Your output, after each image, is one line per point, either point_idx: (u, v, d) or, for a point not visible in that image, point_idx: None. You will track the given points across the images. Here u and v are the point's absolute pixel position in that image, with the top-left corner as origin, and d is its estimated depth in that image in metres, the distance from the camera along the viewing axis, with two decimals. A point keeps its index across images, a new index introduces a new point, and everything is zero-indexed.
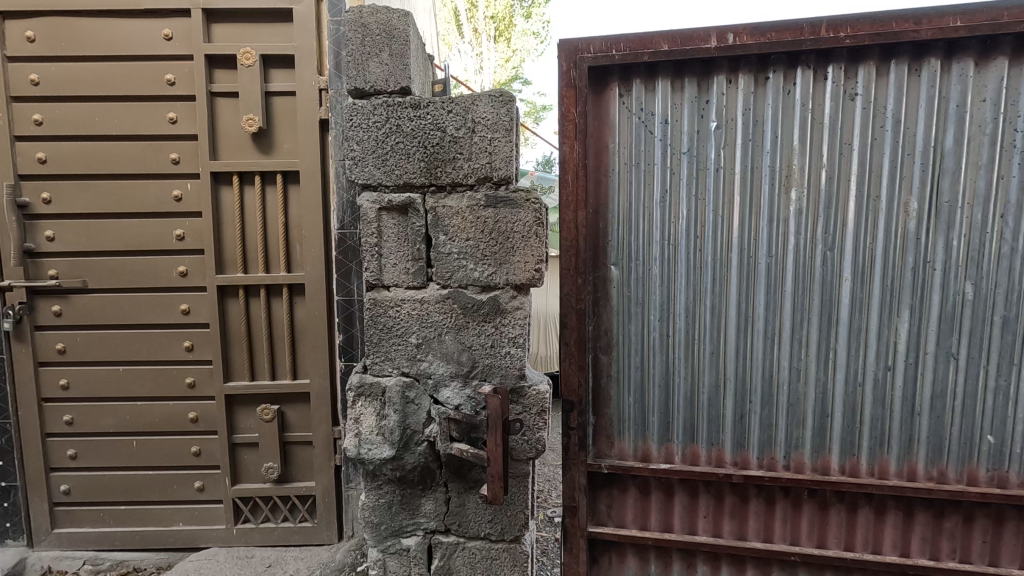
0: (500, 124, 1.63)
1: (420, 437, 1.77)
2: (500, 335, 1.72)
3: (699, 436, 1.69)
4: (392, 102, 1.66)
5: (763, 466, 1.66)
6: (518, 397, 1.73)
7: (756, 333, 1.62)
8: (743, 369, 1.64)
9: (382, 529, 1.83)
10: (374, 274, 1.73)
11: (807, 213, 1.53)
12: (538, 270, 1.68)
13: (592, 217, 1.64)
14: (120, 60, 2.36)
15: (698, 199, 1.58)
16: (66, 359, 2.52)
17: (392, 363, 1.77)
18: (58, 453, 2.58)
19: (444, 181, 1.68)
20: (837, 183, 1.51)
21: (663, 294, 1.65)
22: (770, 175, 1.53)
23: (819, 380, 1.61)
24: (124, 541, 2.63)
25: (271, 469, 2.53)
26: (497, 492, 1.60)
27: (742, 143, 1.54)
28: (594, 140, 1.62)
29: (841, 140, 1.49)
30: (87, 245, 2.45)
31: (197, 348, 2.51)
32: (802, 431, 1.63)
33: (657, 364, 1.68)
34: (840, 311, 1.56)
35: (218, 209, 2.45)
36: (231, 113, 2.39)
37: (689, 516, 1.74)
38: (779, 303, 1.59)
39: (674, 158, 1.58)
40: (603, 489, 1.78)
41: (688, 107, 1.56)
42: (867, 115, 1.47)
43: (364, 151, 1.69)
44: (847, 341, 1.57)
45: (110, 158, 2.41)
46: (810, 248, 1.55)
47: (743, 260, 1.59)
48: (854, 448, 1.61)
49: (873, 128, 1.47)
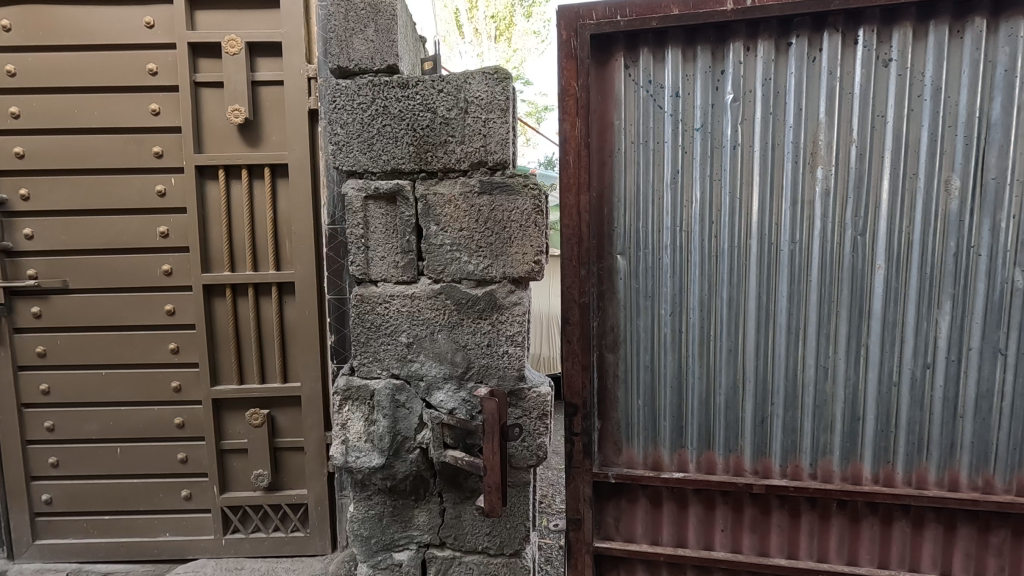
0: (495, 104, 1.50)
1: (412, 443, 1.64)
2: (497, 334, 1.59)
3: (715, 441, 1.56)
4: (378, 82, 1.53)
5: (787, 475, 1.53)
6: (517, 400, 1.61)
7: (778, 328, 1.48)
8: (764, 368, 1.51)
9: (372, 543, 1.71)
10: (360, 268, 1.60)
11: (835, 194, 1.40)
12: (538, 262, 1.55)
13: (595, 201, 1.51)
14: (99, 49, 2.24)
15: (714, 181, 1.45)
16: (46, 363, 2.40)
17: (381, 364, 1.64)
18: (39, 461, 2.46)
19: (435, 166, 1.55)
20: (869, 161, 1.37)
21: (675, 287, 1.51)
22: (794, 152, 1.40)
23: (849, 379, 1.47)
24: (108, 553, 2.50)
25: (261, 477, 2.40)
26: (495, 504, 1.47)
27: (762, 117, 1.41)
28: (596, 117, 1.49)
29: (873, 112, 1.36)
30: (67, 243, 2.33)
31: (183, 350, 2.38)
32: (830, 435, 1.50)
33: (669, 363, 1.55)
34: (873, 303, 1.42)
35: (204, 204, 2.32)
36: (216, 104, 2.27)
37: (704, 530, 1.60)
38: (805, 295, 1.46)
39: (686, 136, 1.45)
40: (611, 499, 1.65)
41: (701, 78, 1.43)
42: (902, 83, 1.33)
43: (349, 135, 1.57)
44: (881, 335, 1.44)
45: (90, 152, 2.29)
46: (839, 233, 1.41)
47: (764, 247, 1.45)
48: (888, 455, 1.47)
49: (909, 98, 1.34)
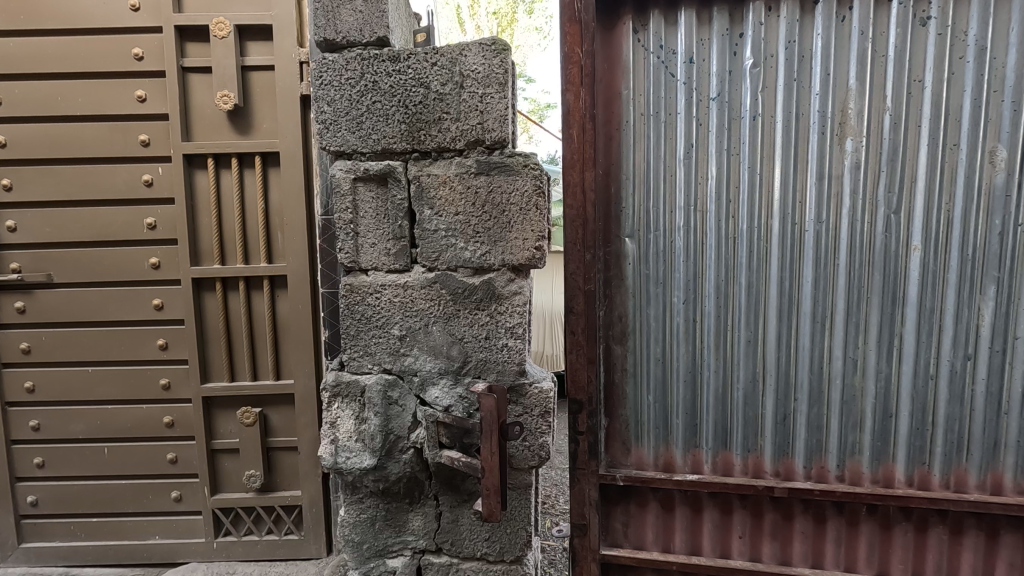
0: (493, 77, 1.40)
1: (405, 443, 1.54)
2: (495, 326, 1.48)
3: (733, 440, 1.45)
4: (367, 55, 1.43)
5: (811, 478, 1.42)
6: (517, 397, 1.50)
7: (802, 317, 1.37)
8: (787, 361, 1.40)
9: (364, 549, 1.61)
10: (349, 256, 1.50)
11: (866, 168, 1.29)
12: (539, 248, 1.44)
13: (602, 179, 1.41)
14: (81, 32, 2.12)
15: (732, 156, 1.34)
16: (31, 360, 2.31)
17: (372, 358, 1.54)
18: (24, 462, 2.36)
19: (428, 146, 1.45)
20: (904, 131, 1.27)
21: (689, 272, 1.41)
22: (821, 123, 1.29)
23: (880, 372, 1.36)
24: (95, 556, 2.40)
25: (253, 478, 2.30)
26: (494, 508, 1.37)
27: (785, 84, 1.30)
28: (602, 87, 1.39)
29: (909, 77, 1.25)
30: (51, 234, 2.23)
31: (172, 346, 2.28)
32: (859, 434, 1.39)
33: (682, 356, 1.44)
34: (908, 289, 1.32)
35: (193, 193, 2.22)
36: (205, 90, 2.15)
37: (721, 537, 1.49)
38: (832, 280, 1.35)
39: (701, 106, 1.34)
40: (619, 503, 1.54)
41: (718, 42, 1.32)
42: (942, 43, 1.23)
43: (337, 113, 1.46)
44: (917, 324, 1.32)
45: (73, 139, 2.18)
46: (869, 211, 1.30)
47: (787, 228, 1.34)
48: (924, 455, 1.36)
49: (949, 61, 1.23)
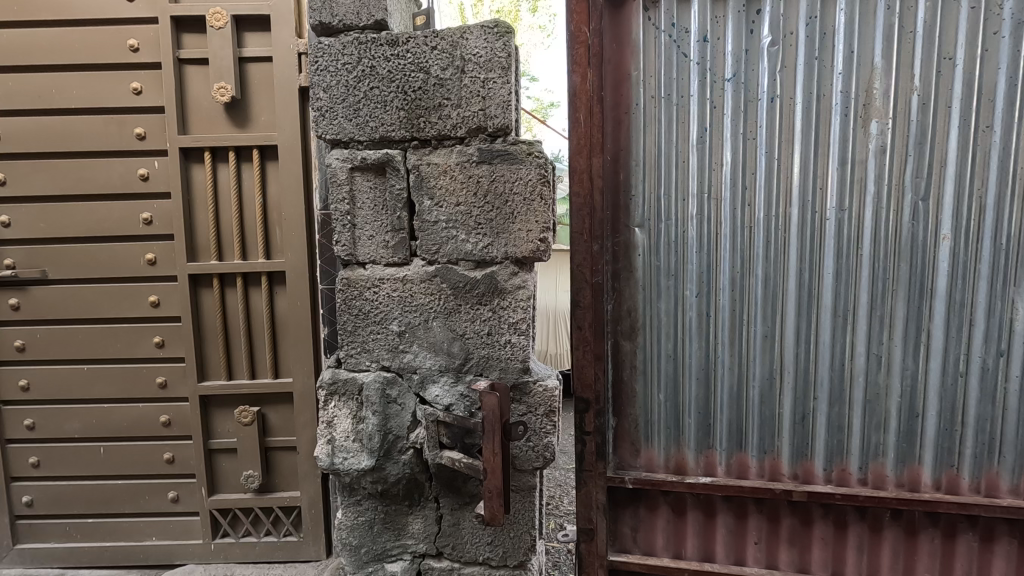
0: (496, 61, 1.34)
1: (404, 443, 1.48)
2: (499, 321, 1.42)
3: (749, 441, 1.39)
4: (364, 39, 1.37)
5: (831, 481, 1.36)
6: (521, 395, 1.45)
7: (822, 311, 1.31)
8: (806, 358, 1.34)
9: (362, 553, 1.55)
10: (345, 249, 1.44)
11: (893, 152, 1.23)
12: (543, 240, 1.38)
13: (611, 165, 1.35)
14: (75, 22, 2.06)
15: (748, 140, 1.28)
16: (26, 358, 2.25)
17: (370, 355, 1.48)
18: (20, 462, 2.31)
19: (428, 134, 1.39)
20: (933, 113, 1.20)
21: (703, 264, 1.35)
22: (844, 104, 1.23)
23: (906, 370, 1.30)
24: (91, 558, 2.35)
25: (252, 479, 2.23)
26: (497, 512, 1.31)
27: (806, 63, 1.24)
28: (611, 68, 1.33)
29: (939, 55, 1.18)
30: (44, 230, 2.17)
31: (168, 344, 2.22)
32: (883, 435, 1.32)
33: (695, 351, 1.38)
34: (936, 281, 1.25)
35: (189, 187, 2.15)
36: (201, 82, 2.08)
37: (735, 542, 1.43)
38: (855, 272, 1.28)
39: (715, 88, 1.28)
40: (628, 506, 1.48)
41: (734, 20, 1.26)
42: (975, 17, 1.16)
43: (333, 100, 1.41)
44: (947, 319, 1.26)
45: (67, 132, 2.12)
46: (895, 198, 1.24)
47: (807, 217, 1.28)
48: (952, 458, 1.30)
49: (982, 37, 1.17)
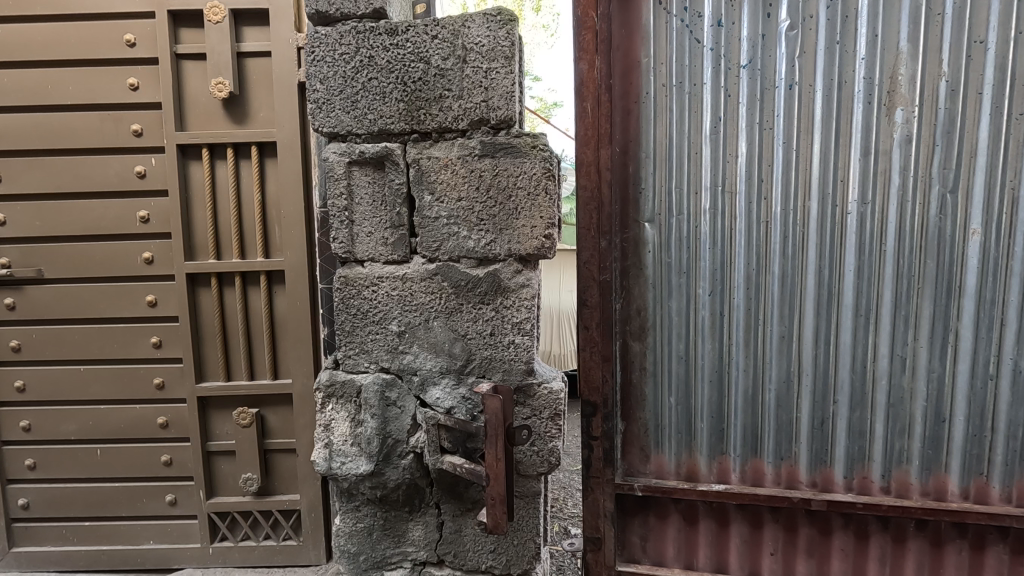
0: (498, 51, 1.29)
1: (404, 448, 1.43)
2: (502, 321, 1.37)
3: (764, 447, 1.33)
4: (362, 29, 1.32)
5: (853, 489, 1.30)
6: (524, 398, 1.39)
7: (843, 310, 1.25)
8: (825, 360, 1.28)
9: (361, 561, 1.50)
10: (343, 246, 1.40)
11: (919, 143, 1.17)
12: (548, 237, 1.33)
13: (619, 157, 1.30)
14: (70, 17, 2.01)
15: (765, 130, 1.23)
16: (21, 359, 2.21)
17: (369, 356, 1.43)
18: (16, 465, 2.27)
19: (429, 126, 1.34)
20: (963, 99, 1.15)
21: (716, 261, 1.29)
22: (867, 91, 1.18)
23: (932, 372, 1.24)
24: (88, 561, 2.31)
25: (250, 481, 2.19)
26: (500, 519, 1.27)
27: (827, 48, 1.18)
28: (620, 55, 1.28)
29: (969, 38, 1.13)
30: (40, 228, 2.13)
31: (165, 345, 2.17)
32: (907, 441, 1.27)
33: (708, 352, 1.33)
34: (965, 279, 1.20)
35: (187, 185, 2.10)
36: (199, 77, 2.03)
37: (750, 553, 1.38)
38: (878, 270, 1.23)
39: (730, 75, 1.23)
40: (636, 515, 1.43)
41: (750, 3, 1.20)
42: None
43: (330, 92, 1.36)
44: (976, 318, 1.20)
45: (62, 128, 2.07)
46: (922, 191, 1.19)
47: (827, 210, 1.23)
48: (981, 465, 1.24)
49: (1016, 19, 1.11)
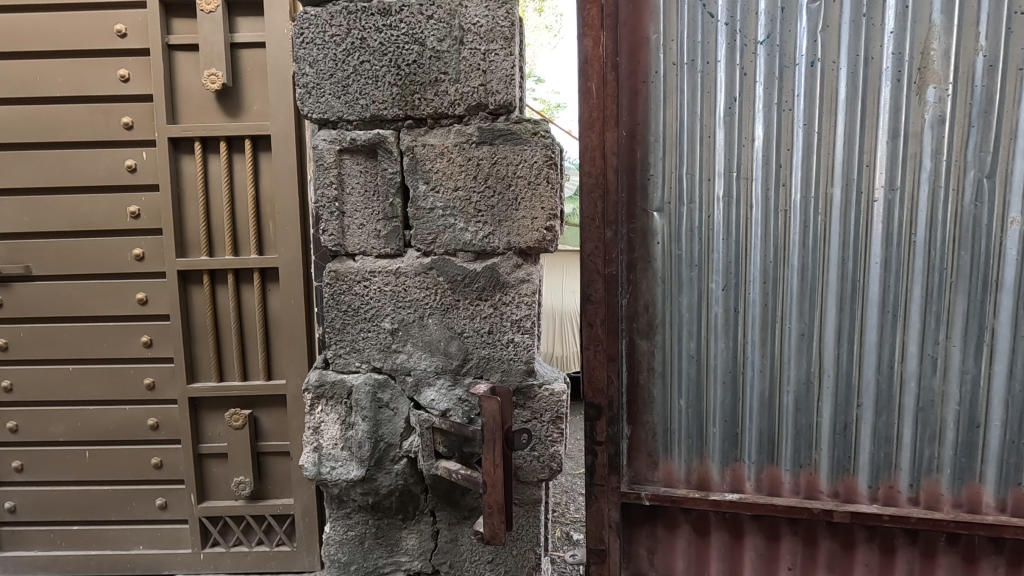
0: (497, 32, 1.21)
1: (397, 452, 1.36)
2: (501, 319, 1.30)
3: (782, 454, 1.26)
4: (353, 9, 1.25)
5: (878, 500, 1.22)
6: (524, 400, 1.32)
7: (868, 306, 1.18)
8: (849, 360, 1.20)
9: (352, 570, 1.43)
10: (334, 239, 1.32)
11: (952, 125, 1.10)
12: (550, 229, 1.26)
13: (626, 142, 1.23)
14: (60, 6, 1.94)
15: (784, 112, 1.16)
16: (8, 357, 2.14)
17: (360, 355, 1.36)
18: (2, 467, 2.20)
19: (424, 111, 1.26)
20: (1001, 76, 1.07)
21: (731, 254, 1.22)
22: (895, 68, 1.10)
23: (965, 374, 1.16)
24: (76, 566, 2.24)
25: (242, 485, 2.11)
26: (497, 531, 1.19)
27: (853, 22, 1.11)
28: (627, 31, 1.21)
29: (1009, 11, 1.05)
30: (27, 222, 2.06)
31: (156, 344, 2.10)
32: (938, 448, 1.19)
33: (721, 352, 1.25)
34: (1003, 272, 1.11)
35: (179, 179, 2.03)
36: (192, 68, 1.96)
37: (767, 568, 1.30)
38: (907, 262, 1.15)
39: (747, 53, 1.15)
40: (644, 525, 1.35)
41: None
42: None
43: (320, 76, 1.29)
44: (1015, 314, 1.12)
45: (51, 120, 2.00)
46: (955, 177, 1.11)
47: (851, 198, 1.15)
48: (1020, 475, 1.16)
49: None
